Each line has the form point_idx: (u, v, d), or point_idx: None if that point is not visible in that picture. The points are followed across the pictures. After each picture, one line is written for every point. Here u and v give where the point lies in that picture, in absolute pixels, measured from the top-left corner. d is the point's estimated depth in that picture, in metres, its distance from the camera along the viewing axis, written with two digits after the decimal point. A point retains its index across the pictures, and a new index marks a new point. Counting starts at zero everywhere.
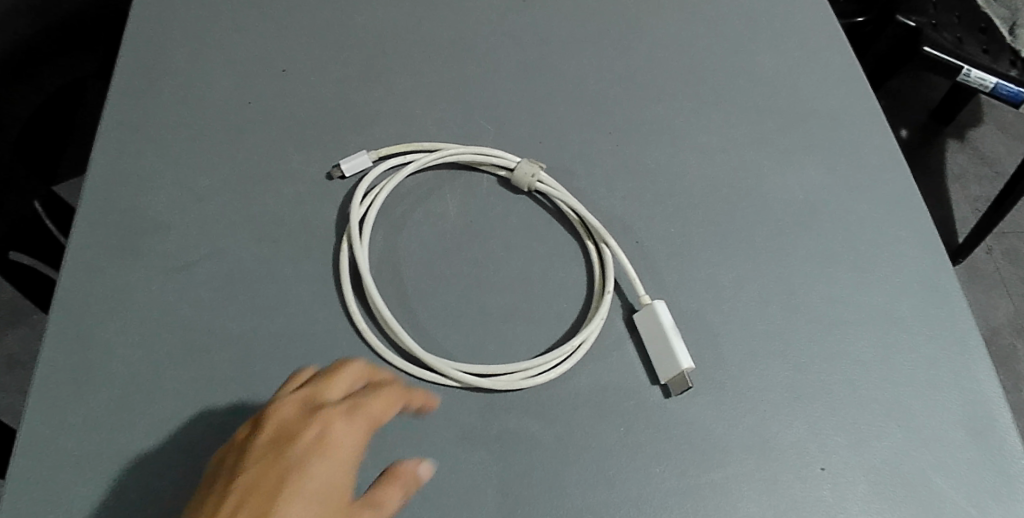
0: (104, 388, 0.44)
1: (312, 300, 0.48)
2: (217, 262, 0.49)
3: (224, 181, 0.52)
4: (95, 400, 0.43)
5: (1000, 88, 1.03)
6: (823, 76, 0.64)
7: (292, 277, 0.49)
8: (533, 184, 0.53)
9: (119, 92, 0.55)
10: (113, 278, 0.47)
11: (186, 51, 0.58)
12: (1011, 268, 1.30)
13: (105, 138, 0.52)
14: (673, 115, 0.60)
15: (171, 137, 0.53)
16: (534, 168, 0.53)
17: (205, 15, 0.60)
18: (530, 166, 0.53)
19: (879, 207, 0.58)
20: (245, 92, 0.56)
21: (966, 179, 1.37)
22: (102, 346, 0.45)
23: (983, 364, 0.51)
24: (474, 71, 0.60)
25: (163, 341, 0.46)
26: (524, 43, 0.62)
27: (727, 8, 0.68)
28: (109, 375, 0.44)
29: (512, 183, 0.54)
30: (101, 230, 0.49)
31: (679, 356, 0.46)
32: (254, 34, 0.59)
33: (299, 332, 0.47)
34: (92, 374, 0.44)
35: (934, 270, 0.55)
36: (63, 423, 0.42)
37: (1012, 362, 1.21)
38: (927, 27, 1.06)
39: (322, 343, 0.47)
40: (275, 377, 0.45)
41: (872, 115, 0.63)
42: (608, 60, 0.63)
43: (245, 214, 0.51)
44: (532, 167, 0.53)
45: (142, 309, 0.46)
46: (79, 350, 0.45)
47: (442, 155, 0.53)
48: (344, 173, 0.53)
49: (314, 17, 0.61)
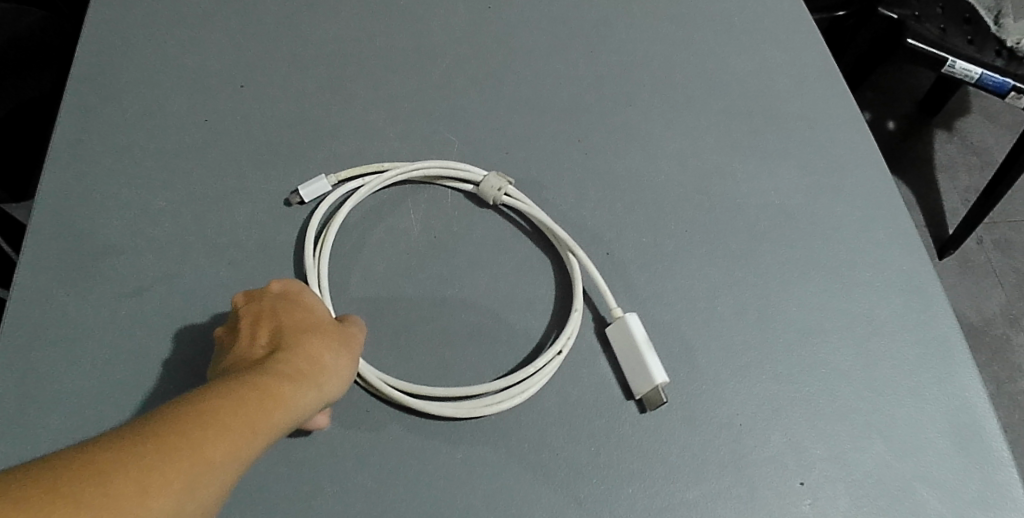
0: (50, 422, 0.42)
1: None
2: (171, 287, 0.47)
3: (179, 202, 0.50)
4: (40, 436, 0.41)
5: (985, 79, 1.02)
6: (798, 76, 0.63)
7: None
8: (500, 198, 0.51)
9: (70, 113, 0.53)
10: (61, 306, 0.45)
11: (140, 69, 0.56)
12: (1002, 259, 1.29)
13: (55, 161, 0.51)
14: (645, 120, 0.59)
15: (124, 159, 0.52)
16: (502, 181, 0.51)
17: (161, 31, 0.58)
18: (497, 178, 0.51)
19: (857, 208, 0.56)
20: (202, 109, 0.55)
21: (955, 170, 1.36)
22: (48, 378, 0.43)
23: (967, 367, 0.50)
24: (439, 81, 0.58)
25: (113, 371, 0.44)
26: (491, 51, 0.61)
27: (699, 8, 0.66)
28: (56, 409, 0.42)
29: (478, 196, 0.52)
30: (51, 256, 0.47)
31: (653, 370, 0.45)
32: (211, 50, 0.58)
33: None
34: (38, 408, 0.42)
35: (914, 271, 0.54)
36: (6, 461, 0.40)
37: (1005, 354, 1.20)
38: (910, 19, 1.05)
39: None
40: None
41: (848, 113, 0.61)
42: (578, 65, 0.61)
43: (201, 237, 0.49)
44: (499, 180, 0.51)
45: (91, 338, 0.45)
46: (25, 383, 0.43)
47: (404, 170, 0.51)
48: (303, 199, 0.51)
49: (274, 31, 0.59)
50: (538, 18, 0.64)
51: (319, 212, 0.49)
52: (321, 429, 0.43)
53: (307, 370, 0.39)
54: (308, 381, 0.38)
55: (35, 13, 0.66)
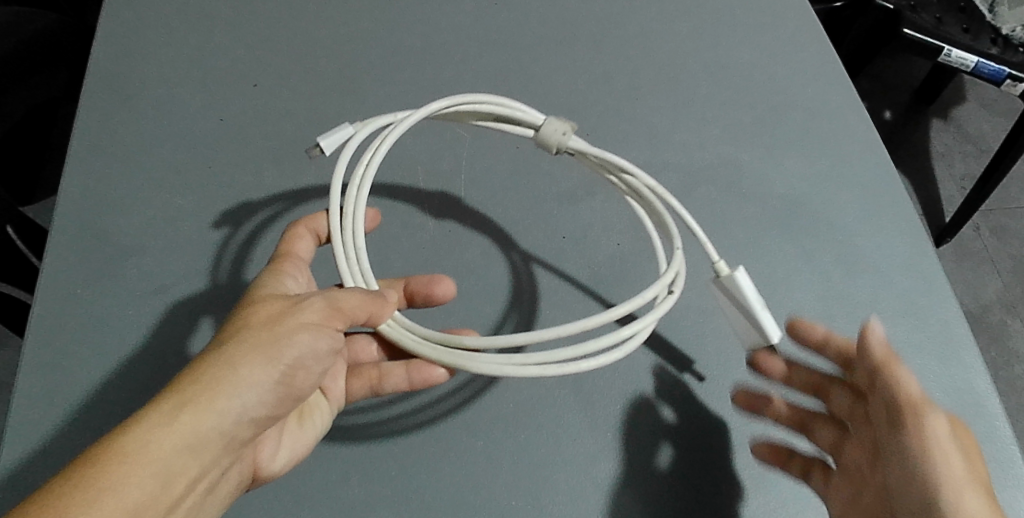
0: (82, 416, 0.43)
1: None
2: (194, 282, 0.48)
3: (199, 200, 0.51)
4: (73, 430, 0.42)
5: (980, 68, 1.04)
6: (798, 67, 0.64)
7: None
8: (566, 143, 0.45)
9: (89, 115, 0.54)
10: (88, 303, 0.47)
11: (155, 70, 0.57)
12: (999, 245, 1.31)
13: (76, 162, 0.52)
14: (651, 113, 0.60)
15: (143, 159, 0.53)
16: (566, 126, 0.44)
17: (173, 33, 0.59)
18: (559, 122, 0.45)
19: (860, 196, 0.58)
20: (217, 109, 0.56)
21: (951, 157, 1.37)
22: (78, 374, 0.44)
23: (969, 350, 0.51)
24: (448, 77, 0.59)
25: (142, 365, 0.45)
26: (498, 46, 0.62)
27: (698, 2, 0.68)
28: (87, 403, 0.43)
29: (536, 144, 0.46)
30: (75, 255, 0.48)
31: (768, 333, 0.45)
32: (224, 50, 0.59)
33: None
34: (70, 403, 0.43)
35: (916, 256, 0.55)
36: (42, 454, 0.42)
37: (1002, 338, 1.22)
38: (906, 9, 1.05)
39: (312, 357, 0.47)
40: None
41: (850, 103, 0.63)
42: (584, 59, 0.62)
43: (221, 234, 0.50)
44: (563, 125, 0.45)
45: (118, 334, 0.46)
46: (56, 379, 0.44)
47: (452, 103, 0.45)
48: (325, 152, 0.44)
49: (285, 31, 0.60)
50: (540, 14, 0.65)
51: (351, 141, 0.44)
52: None
53: (219, 376, 0.34)
54: (220, 388, 0.34)
55: (47, 16, 0.67)
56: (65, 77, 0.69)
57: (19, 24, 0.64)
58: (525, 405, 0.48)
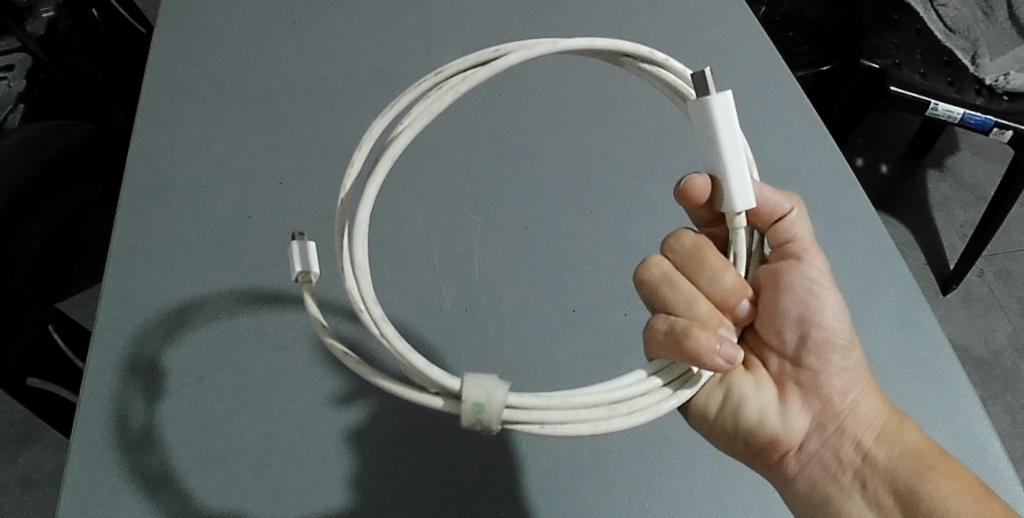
0: (195, 438, 0.55)
1: (317, 354, 0.59)
2: (249, 362, 0.58)
3: (242, 312, 0.60)
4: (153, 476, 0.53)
5: (968, 118, 1.08)
6: (777, 147, 0.71)
7: (339, 401, 0.57)
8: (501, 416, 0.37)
9: (166, 234, 0.65)
10: (194, 369, 0.58)
11: (220, 191, 0.68)
12: (1005, 289, 1.32)
13: (168, 272, 0.62)
14: (645, 193, 0.68)
15: (209, 263, 0.63)
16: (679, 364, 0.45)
17: (226, 160, 0.70)
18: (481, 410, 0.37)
19: (845, 256, 0.64)
20: (246, 208, 0.67)
21: (950, 207, 1.41)
22: (171, 417, 0.55)
23: (967, 397, 0.57)
24: (462, 175, 0.69)
25: (228, 390, 0.57)
26: (507, 146, 0.71)
27: None
28: (195, 421, 0.55)
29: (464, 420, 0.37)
30: (181, 355, 0.58)
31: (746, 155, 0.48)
32: (255, 156, 0.70)
33: (331, 390, 0.57)
34: (186, 429, 0.55)
35: (900, 310, 0.61)
36: (151, 454, 0.54)
37: (1016, 384, 1.22)
38: (891, 67, 1.10)
39: (338, 380, 0.57)
40: (322, 425, 0.56)
41: (824, 172, 0.69)
42: (581, 149, 0.71)
43: (285, 337, 0.59)
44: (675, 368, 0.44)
45: (218, 379, 0.57)
46: (150, 426, 0.55)
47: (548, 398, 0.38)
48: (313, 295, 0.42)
49: (319, 151, 0.71)
50: (546, 112, 0.74)
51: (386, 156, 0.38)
52: (409, 476, 0.55)
53: None
54: None
55: (83, 129, 0.74)
56: (100, 186, 0.76)
57: (61, 136, 0.70)
58: (564, 467, 0.54)
